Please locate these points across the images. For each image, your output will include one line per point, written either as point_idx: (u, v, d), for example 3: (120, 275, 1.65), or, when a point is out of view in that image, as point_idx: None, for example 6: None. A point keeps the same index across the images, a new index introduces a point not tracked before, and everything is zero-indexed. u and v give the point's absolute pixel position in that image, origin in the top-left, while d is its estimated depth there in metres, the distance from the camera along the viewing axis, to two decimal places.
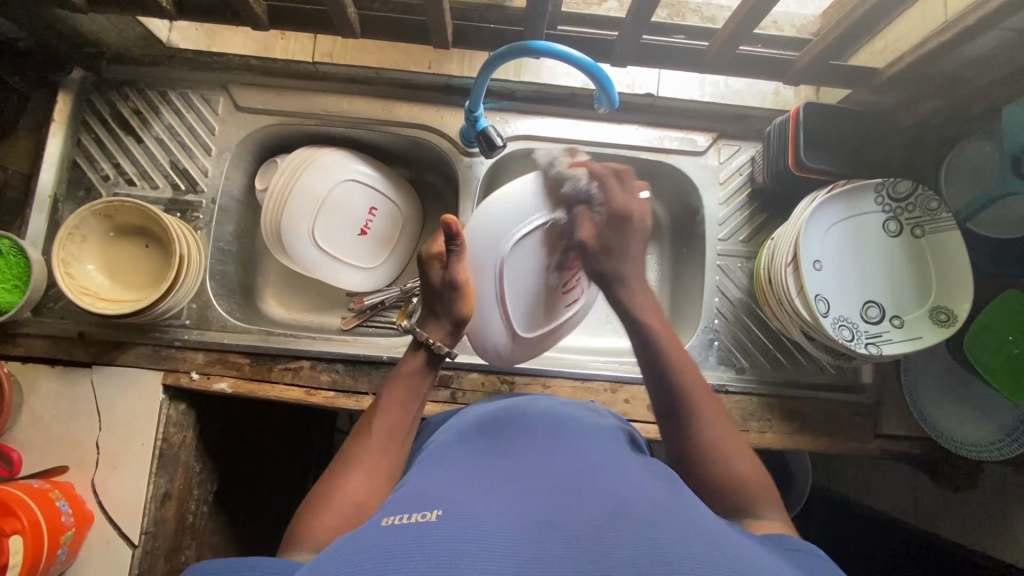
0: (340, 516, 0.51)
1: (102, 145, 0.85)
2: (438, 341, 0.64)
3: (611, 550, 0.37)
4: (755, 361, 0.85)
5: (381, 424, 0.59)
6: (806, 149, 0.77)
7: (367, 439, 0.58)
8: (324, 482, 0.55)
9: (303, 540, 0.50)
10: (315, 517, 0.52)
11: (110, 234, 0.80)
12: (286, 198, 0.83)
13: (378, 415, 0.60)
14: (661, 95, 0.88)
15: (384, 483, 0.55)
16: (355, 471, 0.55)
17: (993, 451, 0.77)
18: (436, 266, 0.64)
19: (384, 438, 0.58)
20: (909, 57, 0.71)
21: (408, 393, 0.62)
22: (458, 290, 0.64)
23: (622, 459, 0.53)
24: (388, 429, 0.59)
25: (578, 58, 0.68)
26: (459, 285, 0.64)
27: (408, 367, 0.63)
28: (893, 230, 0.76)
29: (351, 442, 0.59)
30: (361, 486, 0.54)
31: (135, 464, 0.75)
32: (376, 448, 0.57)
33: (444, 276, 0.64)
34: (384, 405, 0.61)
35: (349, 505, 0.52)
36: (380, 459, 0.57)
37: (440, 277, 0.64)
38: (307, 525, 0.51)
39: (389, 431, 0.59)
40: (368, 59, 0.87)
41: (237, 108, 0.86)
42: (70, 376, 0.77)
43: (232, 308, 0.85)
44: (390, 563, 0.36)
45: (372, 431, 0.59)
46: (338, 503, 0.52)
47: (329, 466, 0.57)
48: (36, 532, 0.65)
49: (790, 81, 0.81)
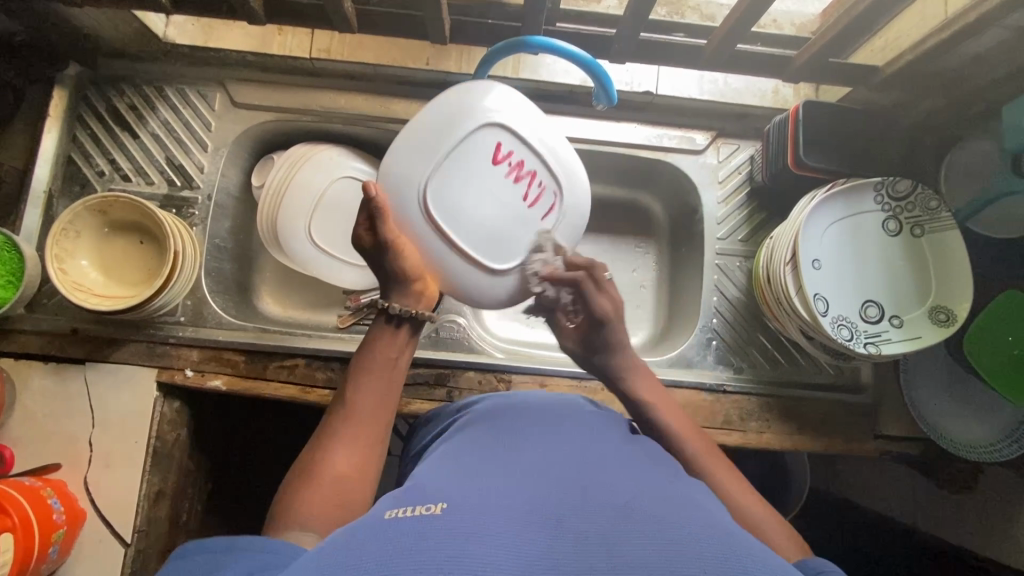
0: (322, 491, 0.51)
1: (98, 141, 0.84)
2: (398, 303, 0.63)
3: (620, 549, 0.36)
4: (753, 361, 0.85)
5: (364, 396, 0.59)
6: (805, 148, 0.77)
7: (346, 412, 0.58)
8: (304, 459, 0.54)
9: (284, 518, 0.49)
10: (300, 495, 0.50)
11: (105, 230, 0.79)
12: (282, 193, 0.82)
13: (354, 386, 0.59)
14: (660, 93, 0.86)
15: (368, 457, 0.55)
16: (335, 445, 0.55)
17: (992, 453, 0.77)
18: (366, 238, 0.63)
19: (363, 408, 0.58)
20: (909, 55, 0.71)
21: (385, 361, 0.61)
22: (393, 249, 0.62)
23: (620, 451, 0.52)
24: (365, 400, 0.58)
25: (577, 54, 0.67)
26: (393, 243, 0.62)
27: (382, 335, 0.62)
28: (893, 229, 0.76)
29: (330, 417, 0.58)
30: (343, 459, 0.54)
31: (128, 462, 0.75)
32: (355, 419, 0.57)
33: (377, 243, 0.62)
34: (358, 375, 0.60)
35: (331, 479, 0.52)
36: (360, 431, 0.56)
37: (372, 243, 0.63)
38: (288, 503, 0.50)
39: (366, 401, 0.58)
40: (368, 55, 0.86)
41: (234, 104, 0.86)
42: (63, 373, 0.76)
43: (227, 304, 0.85)
44: (393, 562, 0.35)
45: (356, 403, 0.58)
46: (319, 478, 0.52)
47: (309, 441, 0.56)
48: (28, 529, 0.64)
49: (790, 79, 0.80)
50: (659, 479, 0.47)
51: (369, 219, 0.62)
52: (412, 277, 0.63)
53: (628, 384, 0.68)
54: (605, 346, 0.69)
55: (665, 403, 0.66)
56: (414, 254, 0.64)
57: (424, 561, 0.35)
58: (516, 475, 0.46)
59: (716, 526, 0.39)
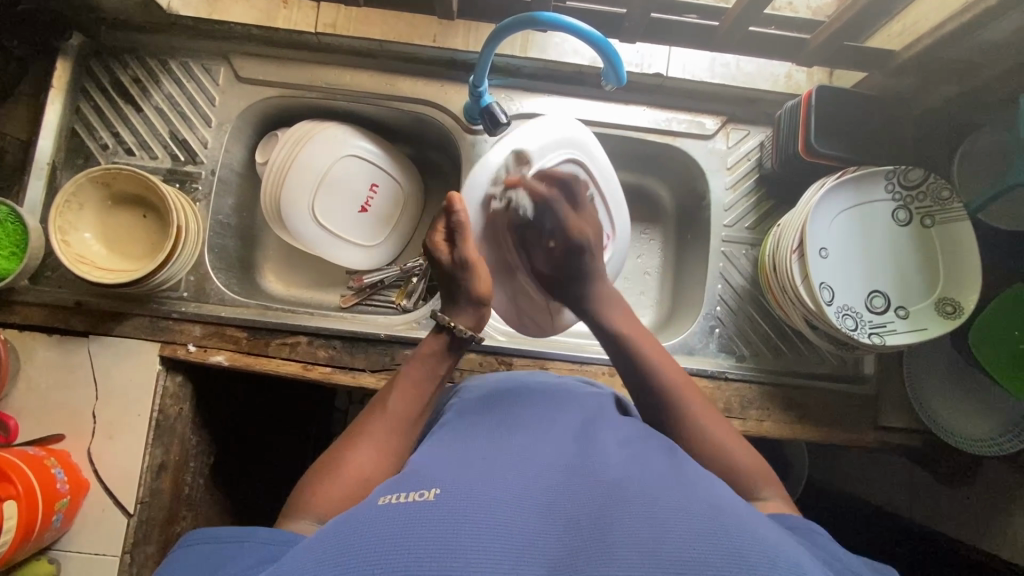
0: (346, 488, 0.51)
1: (102, 114, 0.83)
2: (461, 325, 0.64)
3: (614, 531, 0.37)
4: (756, 349, 0.84)
5: (397, 402, 0.59)
6: (817, 134, 0.75)
7: (380, 416, 0.58)
8: (332, 454, 0.54)
9: (305, 509, 0.50)
10: (323, 486, 0.51)
11: (108, 203, 0.79)
12: (286, 172, 0.81)
13: (393, 393, 0.60)
14: (670, 76, 0.85)
15: (391, 463, 0.55)
16: (364, 445, 0.55)
17: (988, 446, 0.77)
18: (442, 250, 0.65)
19: (400, 418, 0.58)
20: (928, 39, 0.69)
21: (425, 374, 0.62)
22: (470, 270, 0.65)
23: (618, 434, 0.52)
24: (403, 410, 0.58)
25: (587, 32, 0.66)
26: (468, 263, 0.64)
27: (428, 349, 0.63)
28: (903, 219, 0.75)
29: (363, 416, 0.59)
30: (370, 461, 0.54)
31: (132, 434, 0.75)
32: (388, 426, 0.57)
33: (452, 258, 0.65)
34: (402, 383, 0.60)
35: (356, 480, 0.52)
36: (389, 438, 0.56)
37: (450, 259, 0.65)
38: (312, 495, 0.51)
39: (404, 412, 0.58)
40: (373, 31, 0.84)
41: (238, 78, 0.85)
42: (68, 345, 0.77)
43: (230, 281, 0.85)
44: (388, 548, 0.35)
45: (388, 408, 0.58)
46: (344, 476, 0.52)
47: (340, 436, 0.57)
48: (31, 496, 0.65)
49: (804, 62, 0.78)
50: (653, 460, 0.47)
51: (450, 237, 0.65)
52: (483, 298, 0.66)
53: (608, 318, 0.67)
54: (581, 274, 0.71)
55: (637, 330, 0.67)
56: (487, 277, 0.67)
57: (419, 554, 0.35)
58: (513, 458, 0.47)
59: (716, 507, 0.40)
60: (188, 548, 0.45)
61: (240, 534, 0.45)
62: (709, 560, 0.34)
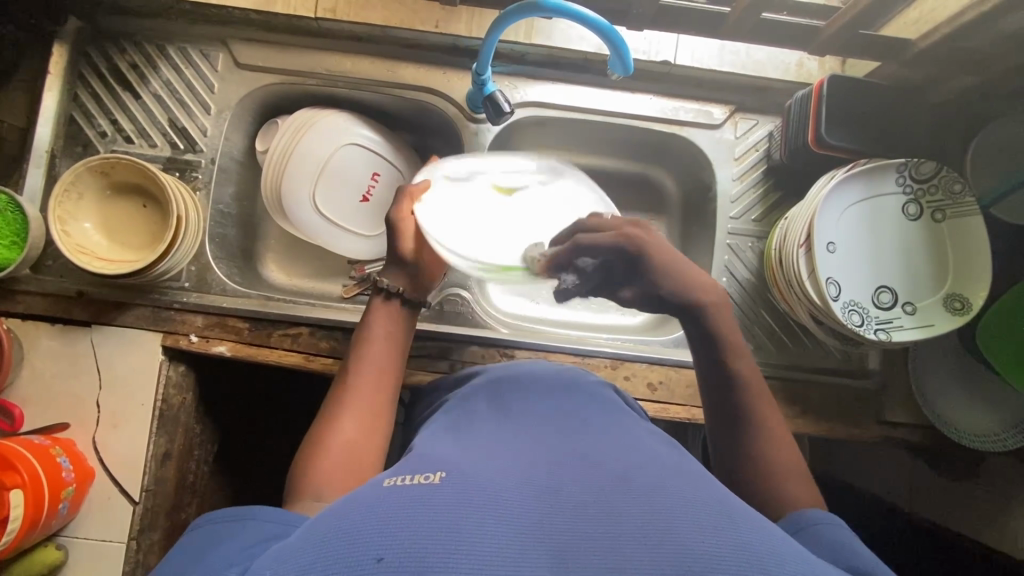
0: (335, 459, 0.52)
1: (100, 100, 0.82)
2: (391, 282, 0.65)
3: (618, 517, 0.37)
4: (759, 342, 0.84)
5: (369, 368, 0.61)
6: (828, 125, 0.74)
7: (350, 389, 0.59)
8: (314, 434, 0.55)
9: (304, 487, 0.50)
10: (313, 464, 0.52)
11: (107, 192, 0.78)
12: (287, 160, 0.80)
13: (354, 364, 0.61)
14: (677, 64, 0.83)
15: (377, 428, 0.57)
16: (345, 418, 0.56)
17: (996, 442, 0.76)
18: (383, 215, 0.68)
19: (372, 384, 0.60)
20: (946, 28, 0.67)
21: (388, 339, 0.63)
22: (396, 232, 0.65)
23: (619, 426, 0.52)
24: (376, 373, 0.61)
25: (593, 19, 0.64)
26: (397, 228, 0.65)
27: (381, 315, 0.64)
28: (913, 213, 0.73)
29: (334, 394, 0.59)
30: (354, 429, 0.55)
31: (135, 422, 0.76)
32: (361, 394, 0.58)
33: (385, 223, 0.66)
34: (366, 353, 0.61)
35: (343, 450, 0.53)
36: (370, 404, 0.58)
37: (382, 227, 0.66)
38: (305, 473, 0.51)
39: (374, 377, 0.60)
40: (374, 16, 0.82)
41: (237, 65, 0.83)
42: (70, 334, 0.77)
43: (231, 271, 0.84)
44: (392, 526, 0.35)
45: (361, 376, 0.60)
46: (333, 448, 0.53)
47: (319, 416, 0.57)
48: (37, 484, 0.66)
49: (816, 52, 0.76)
50: (656, 453, 0.46)
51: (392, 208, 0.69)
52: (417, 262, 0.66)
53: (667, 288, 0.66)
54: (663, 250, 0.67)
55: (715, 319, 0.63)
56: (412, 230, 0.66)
57: (422, 533, 0.35)
58: (512, 448, 0.46)
59: (724, 503, 0.39)
60: (192, 533, 0.46)
61: (244, 514, 0.45)
62: (717, 556, 0.34)
